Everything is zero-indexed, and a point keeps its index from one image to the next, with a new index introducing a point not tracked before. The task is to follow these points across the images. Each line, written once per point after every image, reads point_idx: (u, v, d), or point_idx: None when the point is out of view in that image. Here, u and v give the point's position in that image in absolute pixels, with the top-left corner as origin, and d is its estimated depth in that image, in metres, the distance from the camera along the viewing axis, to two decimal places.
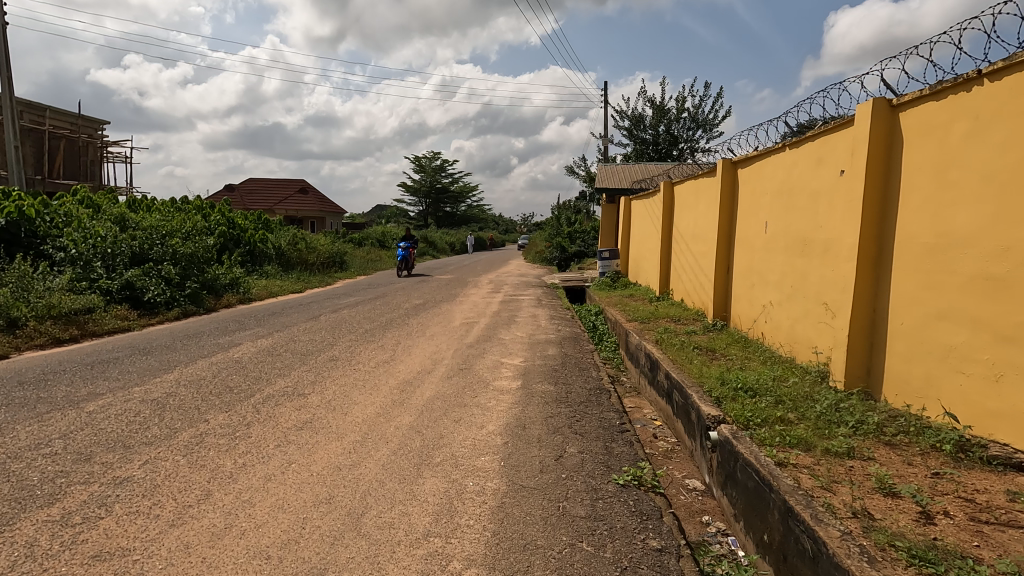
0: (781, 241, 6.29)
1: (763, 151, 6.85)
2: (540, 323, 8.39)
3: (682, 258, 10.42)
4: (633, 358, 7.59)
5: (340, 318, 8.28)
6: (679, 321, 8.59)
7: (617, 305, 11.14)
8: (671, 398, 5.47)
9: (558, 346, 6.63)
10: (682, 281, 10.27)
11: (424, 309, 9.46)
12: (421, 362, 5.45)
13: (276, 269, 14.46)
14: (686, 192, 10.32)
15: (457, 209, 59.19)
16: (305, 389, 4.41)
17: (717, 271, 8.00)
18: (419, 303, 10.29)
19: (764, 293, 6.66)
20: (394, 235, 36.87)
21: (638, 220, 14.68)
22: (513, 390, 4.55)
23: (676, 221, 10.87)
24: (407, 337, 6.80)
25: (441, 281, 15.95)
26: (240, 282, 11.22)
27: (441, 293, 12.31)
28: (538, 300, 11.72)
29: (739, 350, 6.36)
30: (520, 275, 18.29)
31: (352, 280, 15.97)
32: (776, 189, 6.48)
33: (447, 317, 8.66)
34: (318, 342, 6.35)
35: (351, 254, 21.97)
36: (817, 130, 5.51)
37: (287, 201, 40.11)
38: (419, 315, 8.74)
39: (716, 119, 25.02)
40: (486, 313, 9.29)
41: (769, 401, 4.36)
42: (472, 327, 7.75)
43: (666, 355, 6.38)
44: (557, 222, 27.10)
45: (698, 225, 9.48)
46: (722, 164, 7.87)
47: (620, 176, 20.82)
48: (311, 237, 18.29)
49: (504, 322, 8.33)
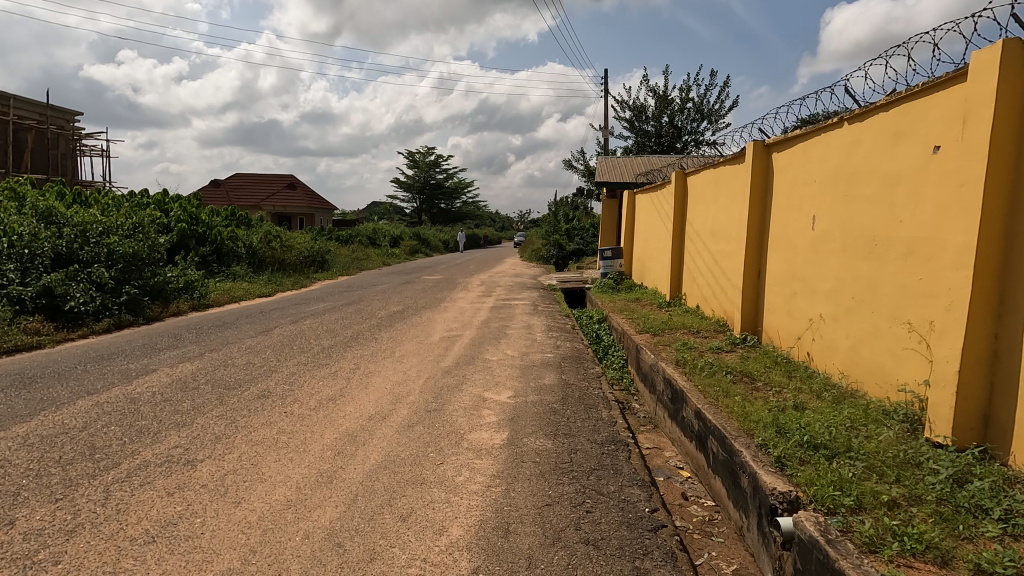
0: (837, 241, 5.03)
1: (810, 129, 5.56)
2: (535, 337, 7.10)
3: (697, 259, 9.13)
4: (647, 381, 6.30)
5: (299, 330, 6.99)
6: (698, 334, 7.31)
7: (622, 312, 9.86)
8: (705, 446, 4.19)
9: (557, 371, 5.34)
10: (698, 285, 8.99)
11: (402, 319, 8.18)
12: (379, 399, 4.17)
13: (246, 270, 13.13)
14: (702, 184, 9.03)
15: (452, 205, 57.83)
16: (199, 452, 3.11)
17: (746, 276, 6.71)
18: (398, 311, 8.99)
19: (813, 305, 5.39)
20: (386, 233, 35.53)
21: (644, 217, 13.39)
22: (495, 450, 3.26)
23: (690, 216, 9.59)
24: (371, 359, 5.51)
25: (428, 282, 14.65)
26: (195, 286, 9.92)
27: (425, 297, 11.01)
28: (534, 306, 10.42)
29: (783, 378, 5.08)
30: (515, 276, 17.00)
31: (331, 282, 14.65)
32: (829, 175, 5.21)
33: (427, 329, 7.37)
34: (257, 367, 5.06)
35: (335, 252, 20.63)
36: (896, 96, 4.23)
37: (274, 197, 38.90)
38: (393, 327, 7.44)
39: (723, 110, 23.73)
40: (473, 324, 7.99)
41: (857, 468, 3.08)
42: (454, 343, 6.45)
43: (692, 381, 5.08)
44: (554, 219, 25.77)
45: (718, 221, 8.19)
46: (752, 148, 6.59)
47: (622, 170, 19.51)
48: (289, 235, 16.94)
49: (493, 336, 7.03)
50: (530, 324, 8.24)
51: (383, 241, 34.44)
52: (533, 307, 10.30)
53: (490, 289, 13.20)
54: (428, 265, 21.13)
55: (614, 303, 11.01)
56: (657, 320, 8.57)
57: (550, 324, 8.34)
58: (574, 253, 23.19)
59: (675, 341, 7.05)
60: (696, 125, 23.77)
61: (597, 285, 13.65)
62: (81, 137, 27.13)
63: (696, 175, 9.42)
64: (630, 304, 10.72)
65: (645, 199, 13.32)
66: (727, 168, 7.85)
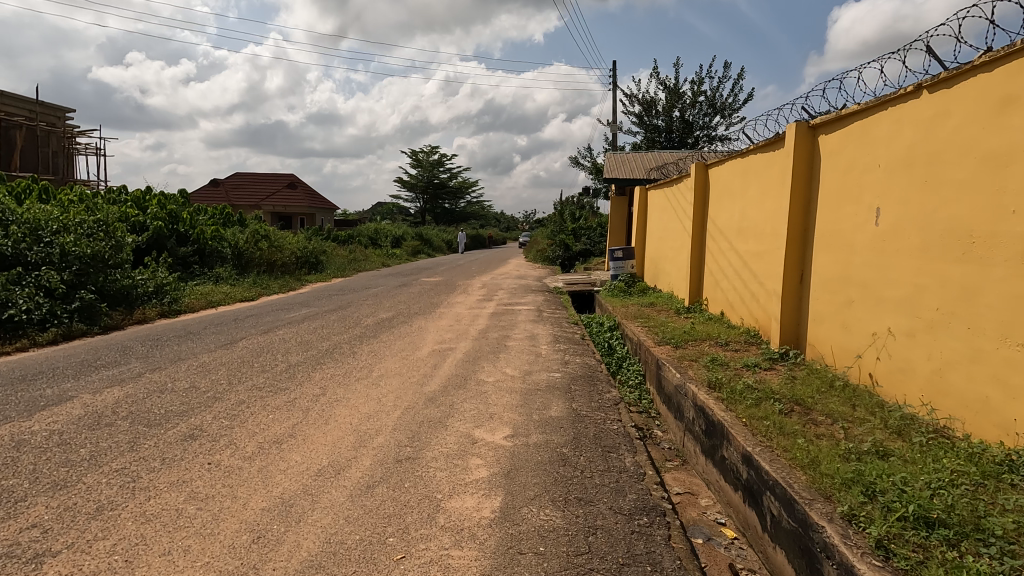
0: (912, 238, 4.07)
1: (869, 104, 4.60)
2: (539, 350, 6.16)
3: (721, 260, 8.16)
4: (672, 405, 5.36)
5: (269, 343, 6.10)
6: (726, 346, 6.36)
7: (637, 319, 8.93)
8: (758, 503, 3.25)
9: (566, 396, 4.41)
10: (723, 290, 8.02)
11: (390, 327, 7.28)
12: (339, 441, 3.25)
13: (230, 271, 12.27)
14: (727, 175, 8.05)
15: (456, 205, 57.05)
16: (60, 538, 2.19)
17: (785, 281, 5.74)
18: (387, 318, 8.07)
19: (877, 316, 4.43)
20: (387, 233, 34.74)
21: (657, 214, 12.43)
22: (482, 531, 2.32)
23: (712, 212, 8.62)
24: (343, 381, 4.60)
25: (426, 284, 13.74)
26: (166, 290, 9.06)
27: (420, 302, 10.10)
28: (538, 312, 9.48)
29: (845, 407, 4.12)
30: (519, 278, 16.06)
31: (323, 284, 13.78)
32: (899, 158, 4.24)
33: (416, 340, 6.45)
34: (200, 392, 4.16)
35: (331, 253, 19.77)
36: (1002, 52, 3.28)
37: (274, 196, 38.15)
38: (377, 338, 6.53)
39: (736, 104, 22.76)
40: (469, 333, 7.07)
41: (1004, 566, 2.13)
42: (444, 359, 5.52)
43: (733, 410, 4.13)
44: (560, 218, 24.82)
45: (748, 216, 7.22)
46: (793, 129, 5.63)
47: (632, 166, 18.52)
48: (281, 234, 16.08)
49: (492, 349, 6.09)
50: (535, 333, 7.30)
51: (384, 241, 33.64)
52: (537, 312, 9.36)
53: (491, 292, 12.28)
54: (428, 265, 20.23)
55: (627, 310, 10.06)
56: (678, 329, 7.64)
57: (557, 333, 7.40)
58: (581, 253, 22.26)
59: (702, 354, 6.10)
60: (709, 119, 22.78)
61: (606, 288, 12.70)
62: (73, 135, 26.40)
63: (719, 166, 8.44)
64: (644, 310, 9.78)
65: (659, 195, 12.35)
66: (759, 155, 6.88)
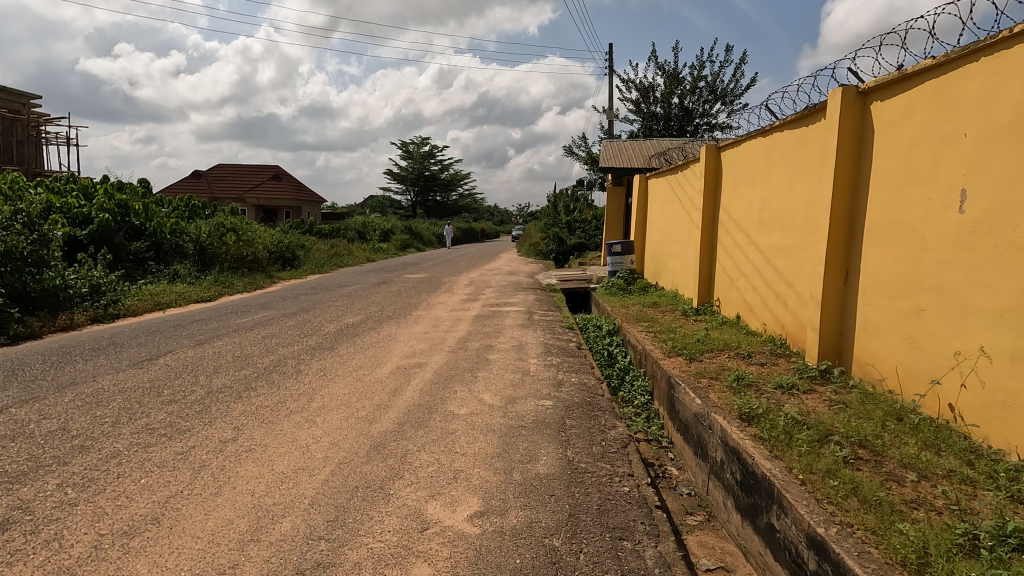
0: (1020, 229, 3.04)
1: (949, 57, 3.56)
2: (527, 365, 5.11)
3: (736, 256, 7.13)
4: (690, 437, 4.33)
5: (199, 358, 5.01)
6: (750, 360, 5.34)
7: (639, 323, 7.89)
8: None
9: (559, 437, 3.36)
10: (739, 290, 6.99)
11: (353, 336, 6.22)
12: (222, 532, 2.19)
13: (190, 268, 11.16)
14: (744, 158, 7.00)
15: (448, 198, 55.84)
16: None
17: (827, 283, 4.69)
18: (354, 324, 7.00)
19: (962, 330, 3.41)
20: (375, 226, 33.53)
21: (659, 205, 11.37)
22: None
23: (726, 201, 7.57)
24: (269, 416, 3.54)
25: (407, 282, 12.65)
26: (103, 291, 7.95)
27: (396, 302, 9.01)
28: (528, 313, 8.43)
29: (930, 455, 3.09)
30: (509, 274, 15.00)
31: (295, 281, 12.66)
32: (1000, 123, 3.20)
33: (380, 353, 5.38)
34: (66, 439, 3.10)
35: (311, 247, 18.64)
36: None
37: (258, 188, 36.81)
38: (334, 351, 5.46)
39: (738, 89, 21.70)
40: (445, 342, 6.01)
41: None
42: (409, 380, 4.47)
43: (779, 459, 3.11)
44: (554, 210, 23.77)
45: (772, 205, 6.16)
46: (838, 96, 4.58)
47: (630, 154, 17.45)
48: (252, 228, 14.96)
49: (470, 365, 5.04)
50: (524, 341, 6.25)
51: (372, 234, 32.44)
52: (527, 315, 8.31)
53: (478, 290, 11.21)
54: (414, 261, 19.12)
55: (627, 311, 9.02)
56: (688, 335, 6.61)
57: (549, 341, 6.36)
58: (575, 247, 21.39)
59: (722, 370, 5.07)
60: (709, 107, 21.73)
61: (603, 285, 11.66)
62: (41, 123, 25.09)
63: (734, 148, 7.38)
64: (647, 311, 8.75)
65: (661, 184, 11.28)
66: (788, 133, 5.82)
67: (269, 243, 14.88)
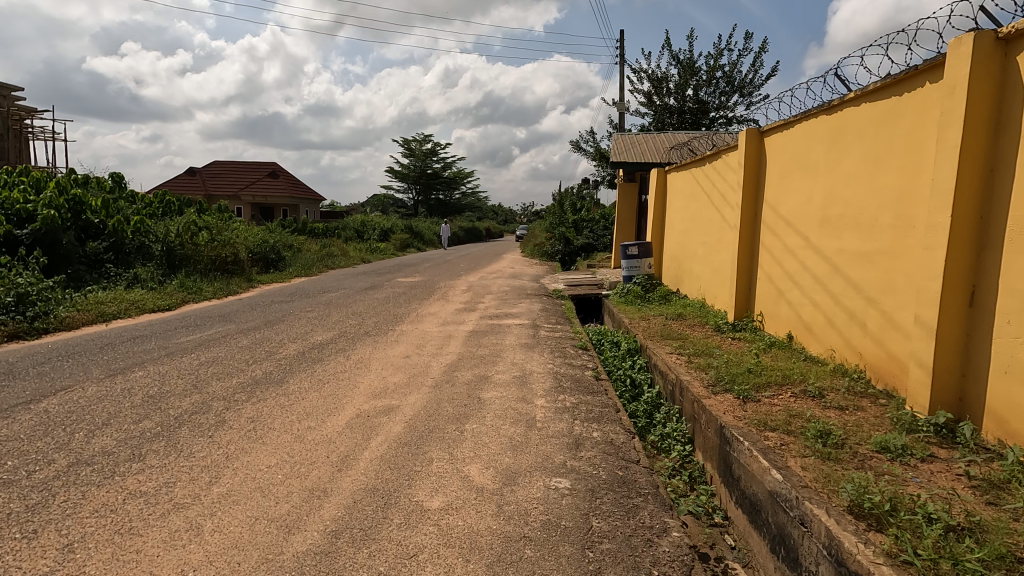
0: None
1: None
2: (532, 410, 3.85)
3: (787, 263, 5.87)
4: (762, 523, 3.07)
5: (96, 400, 3.78)
6: (825, 404, 4.07)
7: (665, 342, 6.61)
8: None
9: (583, 564, 2.11)
10: (791, 304, 5.74)
11: (316, 362, 4.99)
12: None
13: (154, 271, 9.97)
14: (796, 142, 5.71)
15: (451, 197, 54.70)
16: None
17: (945, 305, 3.43)
18: (322, 343, 5.77)
19: None
20: (374, 225, 32.37)
21: (682, 201, 10.07)
22: None
23: (772, 196, 6.31)
24: (138, 517, 2.31)
25: (400, 287, 11.41)
26: (32, 300, 6.74)
27: (380, 314, 7.77)
28: (533, 328, 7.18)
29: None
30: (512, 278, 13.74)
31: (274, 286, 11.45)
32: None
33: (341, 390, 4.14)
34: None
35: (301, 248, 17.45)
36: None
37: (254, 186, 35.68)
38: (282, 386, 4.23)
39: (757, 81, 20.41)
40: (429, 372, 4.76)
41: None
42: (369, 439, 3.22)
43: None
44: (560, 209, 22.45)
45: (842, 199, 4.89)
46: (963, 46, 3.31)
47: (643, 147, 16.15)
48: (232, 227, 13.76)
49: (456, 410, 3.80)
50: (528, 369, 5.00)
51: (370, 233, 31.28)
52: (532, 330, 7.06)
53: (476, 297, 9.95)
54: (411, 262, 17.86)
55: (649, 325, 7.76)
56: (732, 361, 5.34)
57: (559, 369, 5.11)
58: (583, 248, 19.97)
59: (792, 418, 3.81)
60: (726, 99, 20.47)
61: (617, 293, 10.38)
62: (25, 118, 24.04)
63: (783, 131, 6.09)
64: (673, 327, 7.48)
65: (684, 177, 9.96)
66: (867, 106, 4.54)
67: (249, 244, 13.65)
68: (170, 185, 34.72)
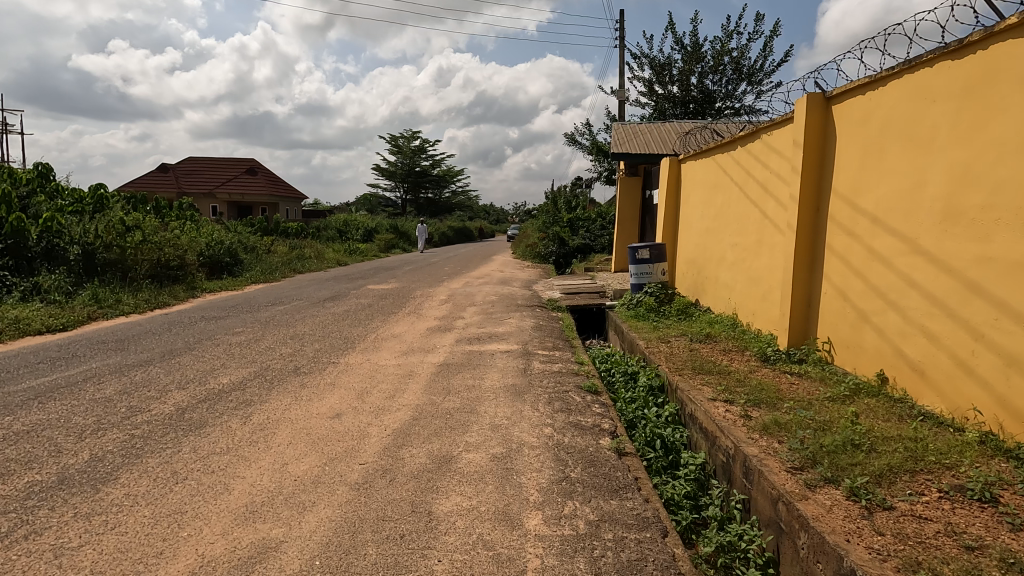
0: None
1: None
2: (520, 551, 2.17)
3: (874, 276, 4.23)
4: None
5: None
6: (1015, 524, 2.41)
7: (701, 379, 4.93)
8: None
9: None
10: (886, 334, 4.10)
11: (191, 431, 3.26)
12: None
13: (62, 279, 8.21)
14: (892, 105, 4.07)
15: (441, 196, 52.99)
16: None
17: None
18: (224, 391, 4.06)
19: None
20: (357, 225, 30.66)
21: (702, 195, 8.41)
22: None
23: (846, 185, 4.66)
24: None
25: (368, 297, 9.71)
26: None
27: (327, 338, 6.05)
28: (525, 357, 5.48)
29: None
30: (500, 284, 12.06)
31: (218, 296, 9.70)
32: None
33: (195, 503, 2.44)
34: None
35: (267, 251, 15.70)
36: None
37: (231, 183, 33.83)
38: (95, 495, 2.49)
39: (766, 68, 18.92)
40: (359, 452, 3.05)
41: None
42: None
43: None
44: (554, 207, 20.72)
45: (989, 183, 3.25)
46: None
47: (648, 137, 14.53)
48: (177, 228, 12.00)
49: (382, 557, 2.09)
50: (516, 441, 3.29)
51: (354, 233, 29.59)
52: (522, 360, 5.36)
53: (455, 311, 8.24)
54: (390, 266, 16.14)
55: (673, 351, 6.07)
56: (812, 419, 3.66)
57: (562, 436, 3.42)
58: (579, 249, 18.50)
59: (983, 565, 2.15)
60: (734, 88, 18.93)
61: (625, 304, 8.70)
62: None
63: (863, 93, 4.48)
64: (703, 355, 5.80)
65: (706, 165, 8.29)
66: None
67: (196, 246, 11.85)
68: (141, 183, 32.80)
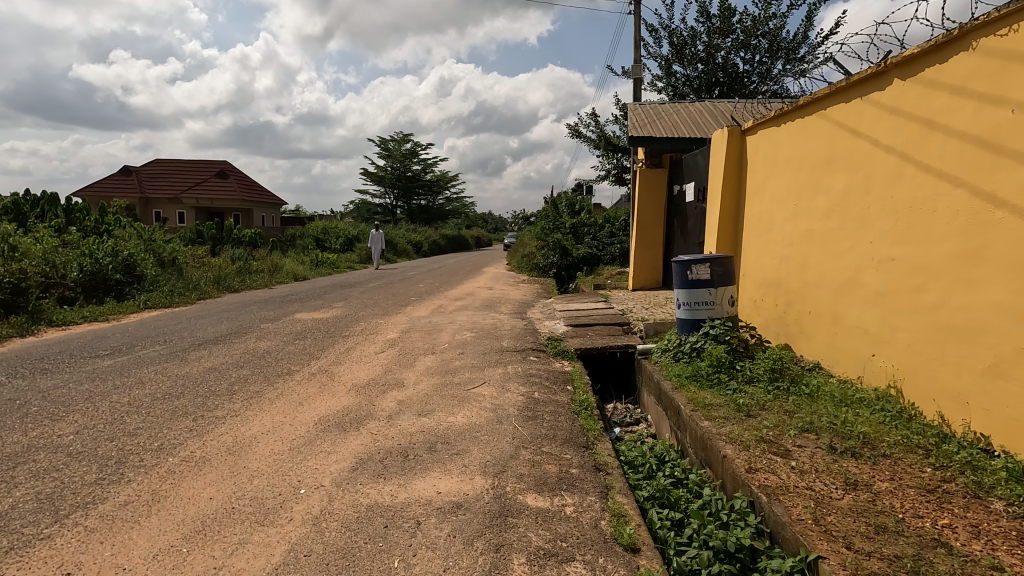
0: None
1: None
2: None
3: None
4: None
5: None
6: None
7: None
8: None
9: None
10: None
11: None
12: None
13: None
14: None
15: (435, 202, 49.96)
16: None
17: None
18: None
19: None
20: (337, 233, 27.56)
21: (797, 176, 5.22)
22: None
23: None
24: None
25: (278, 336, 6.50)
26: None
27: (74, 465, 2.82)
28: (490, 543, 2.25)
29: None
30: (483, 311, 8.85)
31: (55, 338, 6.51)
32: None
33: None
34: None
35: (195, 265, 12.54)
36: None
37: (200, 187, 30.76)
38: None
39: (807, 44, 15.82)
40: None
41: None
42: None
43: None
44: (554, 210, 17.36)
45: None
46: None
47: (675, 119, 11.38)
48: (37, 245, 8.84)
49: None
50: None
51: (332, 242, 26.54)
52: (482, 559, 2.14)
53: (396, 368, 5.02)
54: (352, 283, 12.93)
55: (818, 491, 2.83)
56: None
57: None
58: (583, 261, 15.42)
59: None
60: (769, 69, 15.80)
61: (672, 353, 5.47)
62: None
63: None
64: (901, 516, 2.56)
65: (802, 129, 5.14)
66: None
67: (58, 276, 8.77)
68: (99, 188, 29.81)
